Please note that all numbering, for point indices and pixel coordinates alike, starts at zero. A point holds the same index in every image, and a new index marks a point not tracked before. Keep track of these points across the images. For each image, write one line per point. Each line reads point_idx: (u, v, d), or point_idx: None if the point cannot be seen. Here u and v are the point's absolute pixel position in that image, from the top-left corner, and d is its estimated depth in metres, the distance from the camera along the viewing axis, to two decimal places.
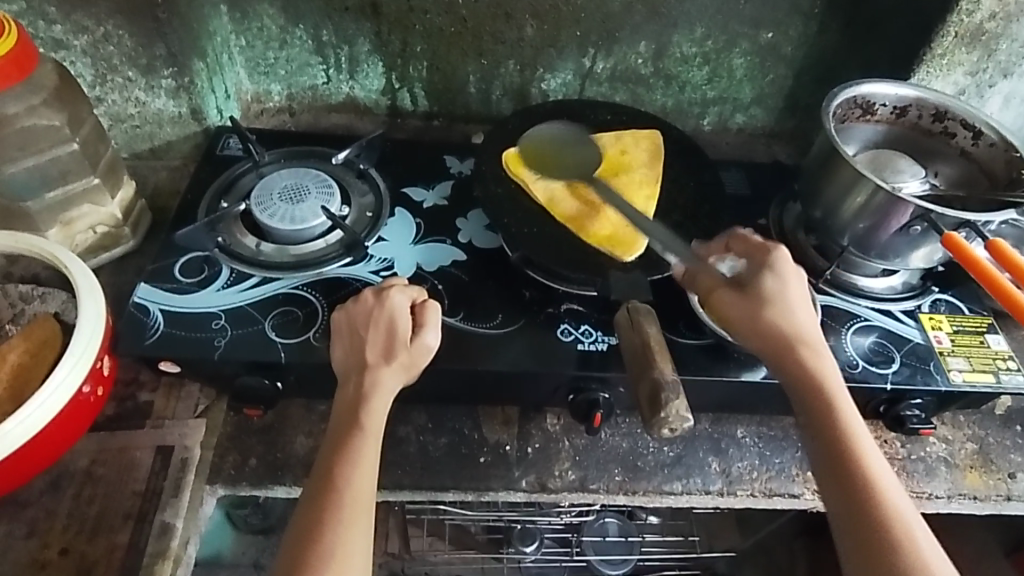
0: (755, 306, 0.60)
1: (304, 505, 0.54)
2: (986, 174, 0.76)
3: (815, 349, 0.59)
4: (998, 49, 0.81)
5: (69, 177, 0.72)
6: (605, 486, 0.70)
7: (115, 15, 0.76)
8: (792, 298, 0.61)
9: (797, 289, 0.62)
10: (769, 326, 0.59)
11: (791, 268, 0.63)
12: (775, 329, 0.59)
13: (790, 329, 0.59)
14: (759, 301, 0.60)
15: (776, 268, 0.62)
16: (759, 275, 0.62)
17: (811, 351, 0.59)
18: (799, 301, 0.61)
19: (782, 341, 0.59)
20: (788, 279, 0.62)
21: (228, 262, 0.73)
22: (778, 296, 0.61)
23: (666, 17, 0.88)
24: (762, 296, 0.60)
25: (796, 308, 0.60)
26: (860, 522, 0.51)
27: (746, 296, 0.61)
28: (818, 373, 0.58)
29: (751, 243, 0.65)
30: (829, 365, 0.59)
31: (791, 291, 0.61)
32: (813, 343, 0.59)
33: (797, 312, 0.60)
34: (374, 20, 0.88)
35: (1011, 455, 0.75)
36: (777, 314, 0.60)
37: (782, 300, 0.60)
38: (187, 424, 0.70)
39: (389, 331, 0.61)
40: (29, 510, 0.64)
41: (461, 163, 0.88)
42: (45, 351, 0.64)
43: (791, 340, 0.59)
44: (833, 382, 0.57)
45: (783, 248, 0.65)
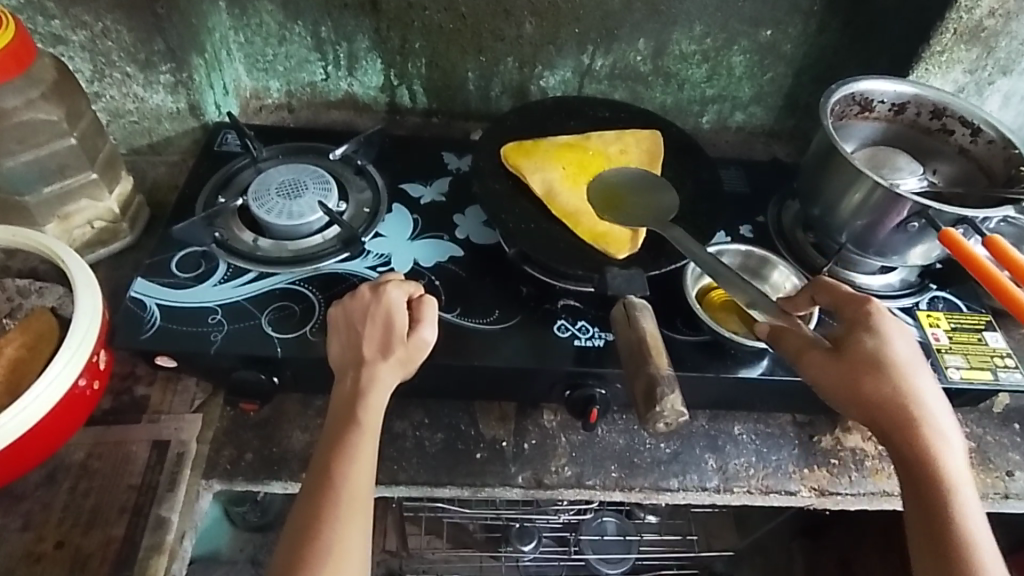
0: (855, 372, 0.57)
1: (302, 500, 0.54)
2: (985, 171, 0.76)
3: (928, 419, 0.56)
4: (997, 47, 0.81)
5: (67, 171, 0.72)
6: (601, 483, 0.70)
7: (113, 10, 0.76)
8: (900, 360, 0.57)
9: (903, 349, 0.58)
10: (872, 395, 0.56)
11: (891, 327, 0.59)
12: (880, 399, 0.56)
13: (898, 399, 0.56)
14: (861, 367, 0.57)
15: (876, 326, 0.59)
16: (858, 335, 0.59)
17: (923, 423, 0.56)
18: (907, 363, 0.57)
19: (891, 413, 0.56)
20: (891, 338, 0.58)
21: (225, 257, 0.73)
22: (883, 360, 0.57)
23: (665, 14, 0.88)
24: (863, 362, 0.57)
25: (905, 373, 0.57)
26: None
27: (841, 362, 0.58)
28: (930, 448, 0.55)
29: (843, 295, 0.62)
30: (944, 436, 0.56)
31: (897, 353, 0.58)
32: (928, 412, 0.56)
33: (907, 378, 0.57)
34: (374, 17, 0.88)
35: (1009, 454, 0.75)
36: (884, 382, 0.56)
37: (889, 365, 0.57)
38: (183, 418, 0.70)
39: (386, 326, 0.61)
40: (25, 503, 0.64)
41: (460, 160, 0.88)
42: (41, 345, 0.64)
43: (902, 413, 0.56)
44: (947, 458, 0.55)
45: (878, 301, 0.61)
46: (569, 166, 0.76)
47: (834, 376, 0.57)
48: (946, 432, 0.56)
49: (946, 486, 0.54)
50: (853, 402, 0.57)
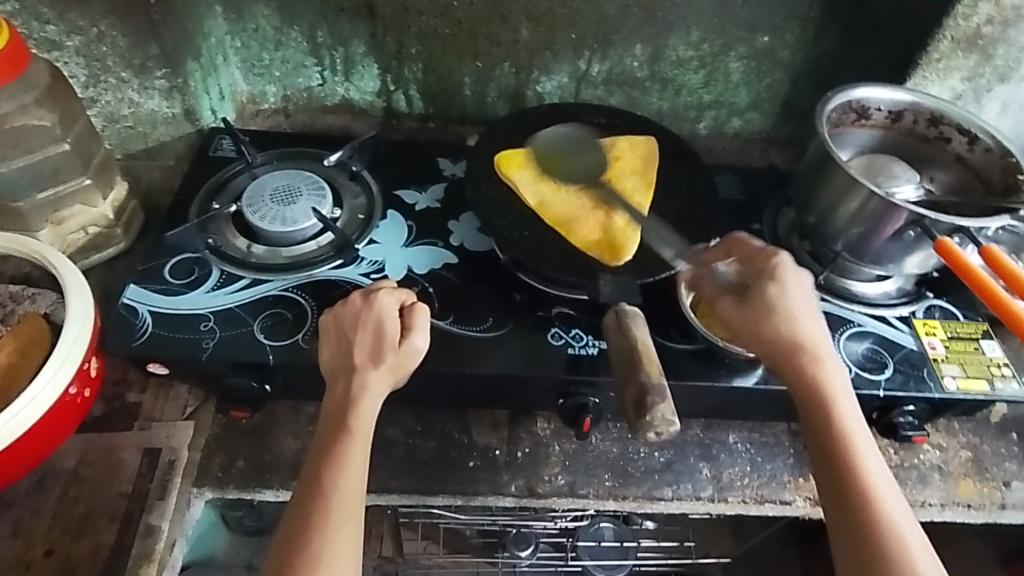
0: (753, 315, 0.59)
1: (292, 509, 0.54)
2: (982, 180, 0.76)
3: (823, 359, 0.58)
4: (995, 54, 0.80)
5: (61, 176, 0.72)
6: (594, 492, 0.69)
7: (109, 14, 0.76)
8: (791, 306, 0.59)
9: (797, 294, 0.60)
10: (772, 338, 0.58)
11: (789, 272, 0.61)
12: (779, 343, 0.58)
13: (792, 340, 0.58)
14: (763, 313, 0.59)
15: (777, 275, 0.61)
16: (761, 283, 0.60)
17: (815, 363, 0.58)
18: (803, 308, 0.59)
19: (789, 355, 0.58)
20: (789, 286, 0.60)
21: (218, 263, 0.73)
22: (780, 307, 0.59)
23: (661, 20, 0.87)
24: (761, 306, 0.59)
25: (800, 317, 0.59)
26: (850, 540, 0.52)
27: (744, 307, 0.60)
28: (824, 385, 0.57)
29: (749, 247, 0.64)
30: (836, 373, 0.58)
31: (795, 299, 0.60)
32: (821, 352, 0.58)
33: (803, 322, 0.59)
34: (370, 21, 0.87)
35: (1005, 464, 0.75)
36: (781, 326, 0.58)
37: (786, 310, 0.59)
38: (175, 425, 0.70)
39: (377, 333, 0.60)
40: (15, 509, 0.64)
41: (455, 166, 0.87)
42: (33, 350, 0.64)
43: (798, 354, 0.58)
44: (839, 394, 0.57)
45: (781, 251, 0.63)
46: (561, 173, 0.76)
47: (742, 322, 0.60)
48: (838, 370, 0.58)
49: (838, 420, 0.56)
50: (755, 341, 0.59)
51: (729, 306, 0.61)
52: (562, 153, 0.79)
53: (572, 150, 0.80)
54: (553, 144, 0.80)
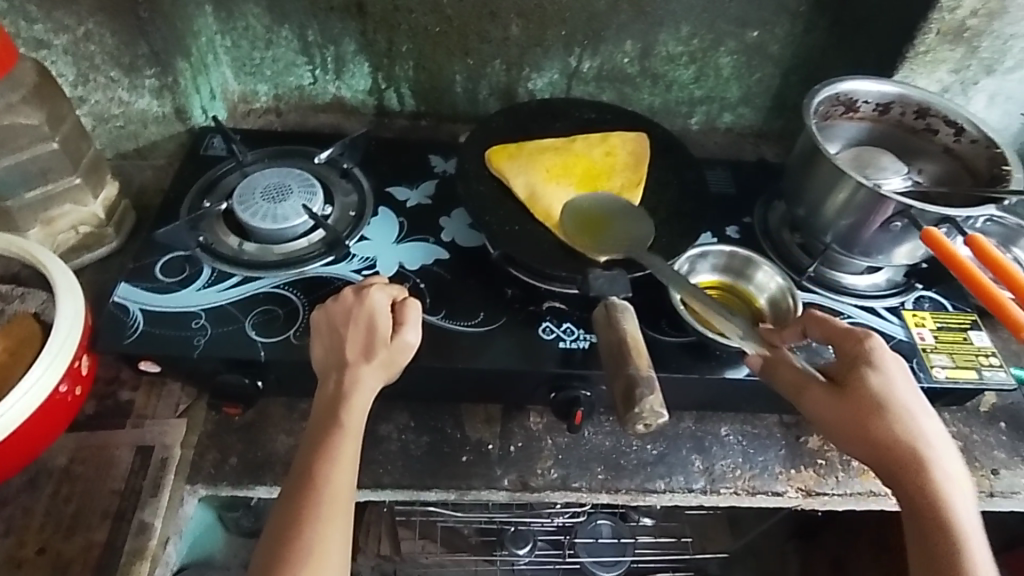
0: (857, 411, 0.56)
1: (282, 503, 0.54)
2: (970, 171, 0.76)
3: (937, 459, 0.55)
4: (980, 47, 0.81)
5: (50, 176, 0.72)
6: (587, 485, 0.70)
7: (96, 13, 0.76)
8: (901, 402, 0.56)
9: (904, 388, 0.57)
10: (878, 434, 0.56)
11: (894, 364, 0.58)
12: (887, 441, 0.55)
13: (903, 438, 0.55)
14: (866, 407, 0.56)
15: (878, 365, 0.58)
16: (863, 373, 0.58)
17: (930, 463, 0.55)
18: (911, 403, 0.57)
19: (900, 455, 0.55)
20: (895, 378, 0.58)
21: (209, 261, 0.73)
22: (886, 401, 0.56)
23: (651, 16, 0.88)
24: (867, 401, 0.57)
25: (908, 412, 0.56)
26: None
27: (843, 401, 0.57)
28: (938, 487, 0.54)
29: (833, 327, 0.62)
30: (951, 476, 0.55)
31: (901, 393, 0.57)
32: (936, 453, 0.55)
33: (913, 417, 0.56)
34: (360, 20, 0.87)
35: (995, 453, 0.75)
36: (889, 424, 0.56)
37: (893, 404, 0.56)
38: (168, 423, 0.70)
39: (369, 329, 0.60)
40: (6, 508, 0.64)
41: (446, 162, 0.88)
42: (22, 350, 0.64)
43: (910, 454, 0.55)
44: (954, 497, 0.54)
45: (879, 338, 0.60)
46: (550, 168, 0.76)
47: (838, 415, 0.57)
48: (951, 470, 0.55)
49: (955, 526, 0.53)
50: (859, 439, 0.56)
51: (820, 396, 0.58)
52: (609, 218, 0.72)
53: (628, 216, 0.72)
54: (597, 204, 0.73)
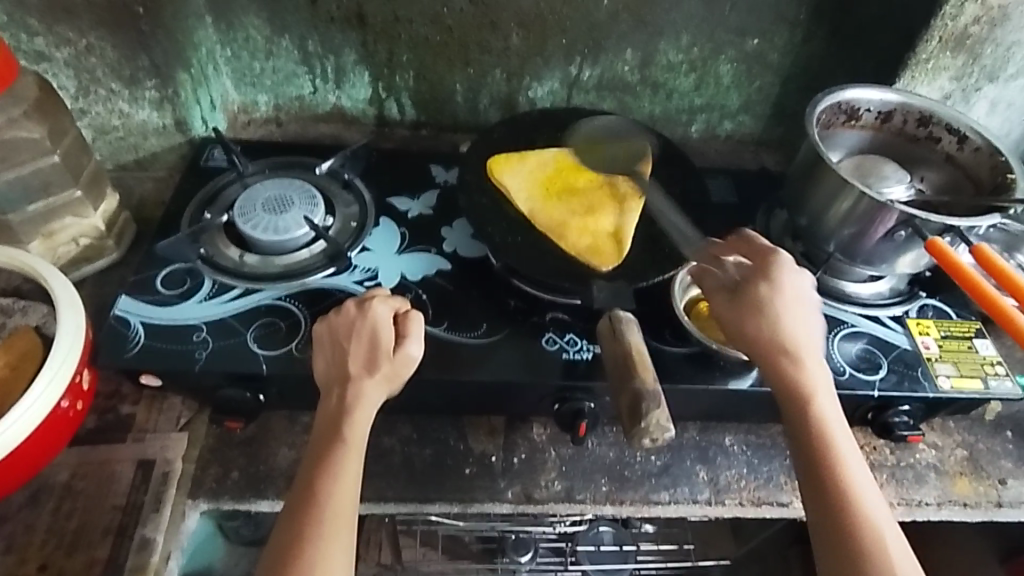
0: (741, 312, 0.59)
1: (284, 519, 0.53)
2: (972, 180, 0.76)
3: (806, 355, 0.58)
4: (982, 54, 0.81)
5: (51, 189, 0.72)
6: (591, 497, 0.69)
7: (97, 27, 0.75)
8: (780, 305, 0.59)
9: (788, 294, 0.60)
10: (756, 335, 0.58)
11: (781, 272, 0.61)
12: (763, 342, 0.58)
13: (775, 336, 0.58)
14: (751, 311, 0.59)
15: (771, 273, 0.61)
16: (752, 281, 0.60)
17: (800, 358, 0.57)
18: (791, 307, 0.59)
19: (775, 351, 0.57)
20: (781, 284, 0.60)
21: (210, 274, 0.72)
22: (768, 304, 0.59)
23: (651, 25, 0.88)
24: (750, 304, 0.59)
25: (785, 312, 0.59)
26: (828, 523, 0.52)
27: (734, 303, 0.60)
28: (805, 379, 0.57)
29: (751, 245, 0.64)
30: (818, 372, 0.58)
31: (783, 297, 0.59)
32: (805, 350, 0.58)
33: (787, 316, 0.59)
34: (360, 30, 0.87)
35: (1001, 462, 0.75)
36: (765, 323, 0.58)
37: (772, 306, 0.59)
38: (169, 437, 0.70)
39: (372, 342, 0.60)
40: (8, 524, 0.63)
41: (447, 173, 0.88)
42: (25, 364, 0.63)
43: (780, 349, 0.57)
44: (819, 389, 0.57)
45: (776, 251, 0.63)
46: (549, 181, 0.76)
47: (728, 315, 0.60)
48: (820, 367, 0.58)
49: (814, 409, 0.56)
50: (739, 336, 0.59)
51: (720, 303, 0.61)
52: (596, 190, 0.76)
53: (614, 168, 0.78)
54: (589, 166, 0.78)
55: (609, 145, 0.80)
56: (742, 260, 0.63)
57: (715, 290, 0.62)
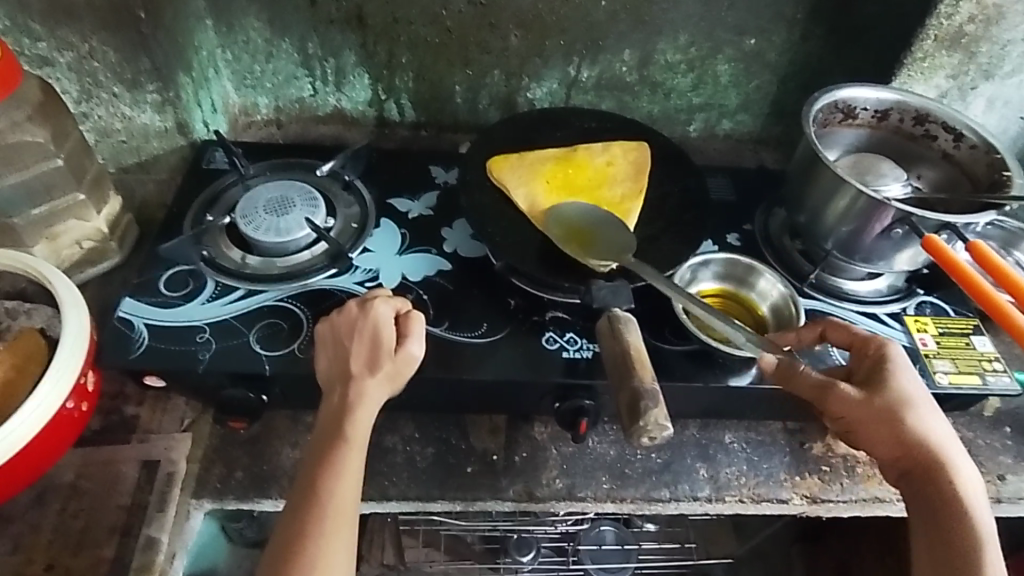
0: (881, 409, 0.58)
1: (287, 516, 0.54)
2: (969, 177, 0.76)
3: (954, 457, 0.58)
4: (978, 52, 0.81)
5: (54, 192, 0.72)
6: (592, 494, 0.70)
7: (99, 30, 0.76)
8: (923, 404, 0.59)
9: (922, 392, 0.60)
10: (904, 435, 0.58)
11: (910, 368, 0.61)
12: (910, 444, 0.58)
13: (921, 438, 0.58)
14: (893, 409, 0.58)
15: (896, 366, 0.61)
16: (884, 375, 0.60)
17: (947, 461, 0.57)
18: (930, 406, 0.59)
19: (922, 453, 0.58)
20: (914, 381, 0.60)
21: (213, 275, 0.73)
22: (910, 403, 0.58)
23: (649, 25, 0.88)
24: (890, 401, 0.59)
25: (928, 413, 0.59)
26: None
27: (868, 399, 0.59)
28: (954, 485, 0.57)
29: (858, 335, 0.64)
30: (965, 475, 0.57)
31: (920, 396, 0.59)
32: (950, 451, 0.58)
33: (930, 417, 0.59)
34: (360, 32, 0.88)
35: (1001, 458, 0.75)
36: (910, 424, 0.58)
37: (914, 405, 0.59)
38: (173, 437, 0.70)
39: (373, 342, 0.61)
40: (14, 525, 0.64)
41: (447, 173, 0.88)
42: (29, 365, 0.64)
43: (929, 452, 0.57)
44: (969, 492, 0.57)
45: (895, 344, 0.63)
46: (548, 183, 0.76)
47: (862, 412, 0.59)
48: (966, 470, 0.58)
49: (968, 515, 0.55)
50: (879, 437, 0.58)
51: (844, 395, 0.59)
52: (591, 220, 0.73)
53: (616, 171, 0.78)
54: (589, 168, 0.78)
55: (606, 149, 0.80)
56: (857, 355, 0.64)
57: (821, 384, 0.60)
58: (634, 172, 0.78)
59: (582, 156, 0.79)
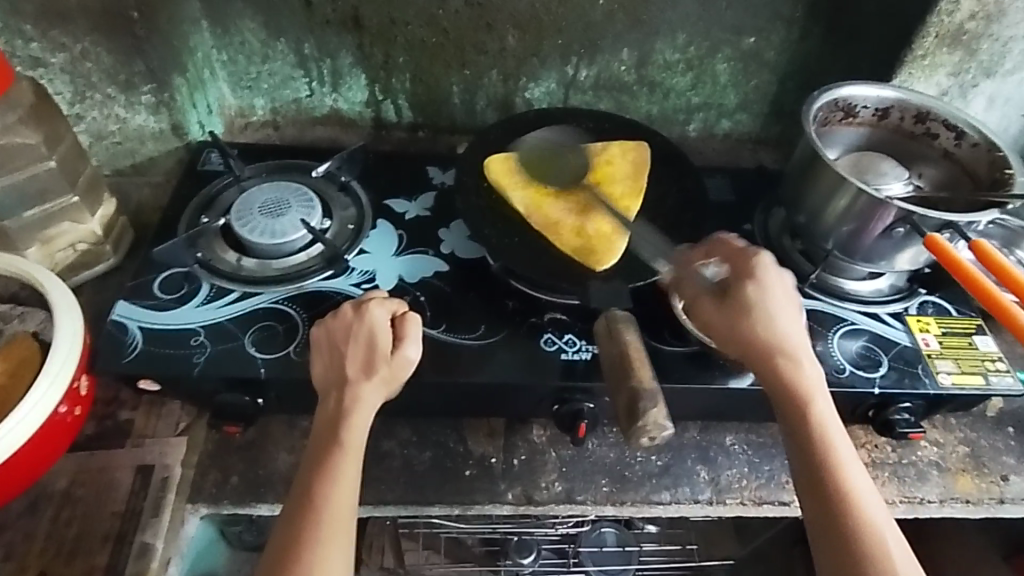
0: (731, 312, 0.58)
1: (283, 523, 0.53)
2: (971, 175, 0.76)
3: (799, 358, 0.57)
4: (979, 50, 0.81)
5: (48, 195, 0.71)
6: (592, 498, 0.69)
7: (92, 32, 0.75)
8: (769, 306, 0.58)
9: (779, 295, 0.59)
10: (747, 336, 0.57)
11: (771, 272, 0.59)
12: (750, 342, 0.57)
13: (763, 339, 0.57)
14: (739, 309, 0.58)
15: (757, 274, 0.59)
16: (739, 281, 0.59)
17: (790, 361, 0.56)
18: (781, 308, 0.58)
19: (764, 353, 0.56)
20: (770, 285, 0.59)
21: (208, 278, 0.72)
22: (760, 307, 0.58)
23: (647, 24, 0.87)
24: (739, 305, 0.58)
25: (777, 314, 0.58)
26: (828, 531, 0.51)
27: (723, 305, 0.59)
28: (797, 384, 0.55)
29: (732, 247, 0.63)
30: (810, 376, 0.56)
31: (775, 299, 0.58)
32: (793, 352, 0.57)
33: (778, 319, 0.57)
34: (356, 33, 0.87)
35: (1004, 458, 0.75)
36: (755, 325, 0.57)
37: (760, 308, 0.58)
38: (168, 442, 0.69)
39: (369, 345, 0.60)
40: (7, 532, 0.63)
41: (444, 174, 0.87)
42: (23, 371, 0.63)
43: (770, 353, 0.56)
44: (813, 391, 0.55)
45: (765, 252, 0.61)
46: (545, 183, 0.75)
47: (714, 317, 0.59)
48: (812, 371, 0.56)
49: (810, 412, 0.55)
50: (728, 338, 0.58)
51: (707, 306, 0.60)
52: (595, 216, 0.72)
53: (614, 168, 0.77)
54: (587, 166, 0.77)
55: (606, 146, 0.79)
56: (725, 264, 0.62)
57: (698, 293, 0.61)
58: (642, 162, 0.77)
59: (581, 156, 0.78)
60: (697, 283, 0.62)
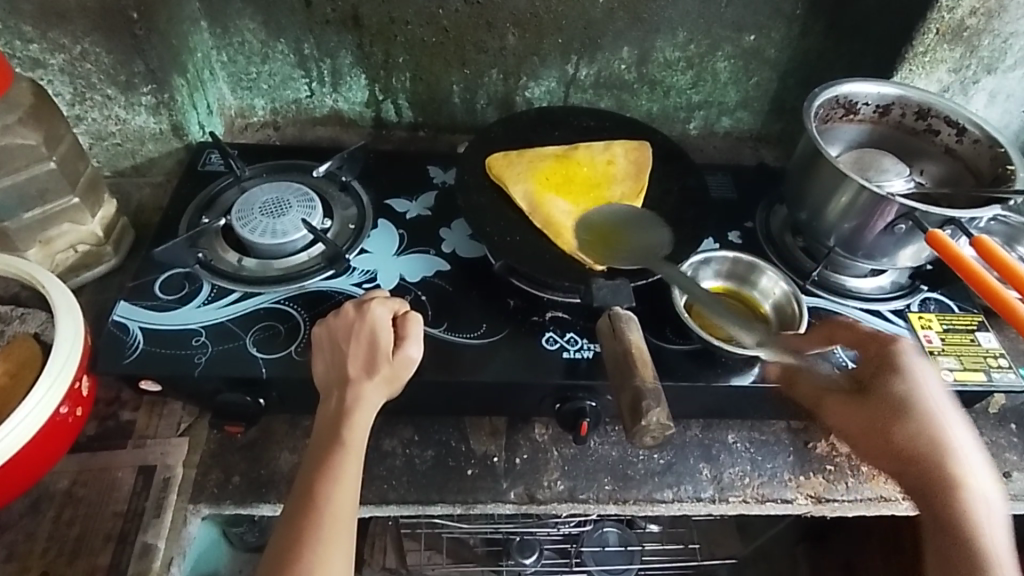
0: (890, 409, 0.61)
1: (284, 522, 0.53)
2: (972, 172, 0.76)
3: (960, 455, 0.59)
4: (980, 46, 0.81)
5: (48, 196, 0.71)
6: (594, 496, 0.69)
7: (92, 32, 0.75)
8: (920, 406, 0.60)
9: (933, 393, 0.61)
10: (891, 426, 0.61)
11: (921, 370, 0.62)
12: (913, 432, 0.60)
13: (925, 436, 0.60)
14: (895, 404, 0.61)
15: (905, 370, 0.62)
16: (886, 377, 0.63)
17: (949, 455, 0.59)
18: (940, 406, 0.61)
19: (902, 443, 0.60)
20: (919, 380, 0.62)
21: (209, 278, 0.72)
22: (909, 400, 0.61)
23: (648, 22, 0.87)
24: (891, 401, 0.62)
25: (933, 414, 0.60)
26: None
27: (856, 399, 0.64)
28: (952, 474, 0.58)
29: (863, 335, 0.66)
30: (968, 470, 0.59)
31: (928, 397, 0.61)
32: (954, 448, 0.59)
33: (937, 415, 0.60)
34: (356, 32, 0.87)
35: (1007, 455, 0.74)
36: (912, 420, 0.60)
37: (920, 404, 0.61)
38: (170, 442, 0.69)
39: (371, 344, 0.60)
40: (8, 533, 0.63)
41: (445, 173, 0.87)
42: (24, 371, 0.63)
43: (927, 446, 0.59)
44: (977, 482, 0.58)
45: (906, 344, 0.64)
46: (548, 181, 0.75)
47: (844, 411, 0.64)
48: (979, 473, 0.59)
49: (964, 494, 0.57)
50: (857, 430, 0.63)
51: (833, 399, 0.64)
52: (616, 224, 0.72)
53: (620, 171, 0.77)
54: (592, 166, 0.77)
55: (613, 147, 0.79)
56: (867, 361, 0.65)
57: (818, 387, 0.65)
58: (631, 252, 0.69)
59: (584, 155, 0.78)
60: (818, 376, 0.66)
